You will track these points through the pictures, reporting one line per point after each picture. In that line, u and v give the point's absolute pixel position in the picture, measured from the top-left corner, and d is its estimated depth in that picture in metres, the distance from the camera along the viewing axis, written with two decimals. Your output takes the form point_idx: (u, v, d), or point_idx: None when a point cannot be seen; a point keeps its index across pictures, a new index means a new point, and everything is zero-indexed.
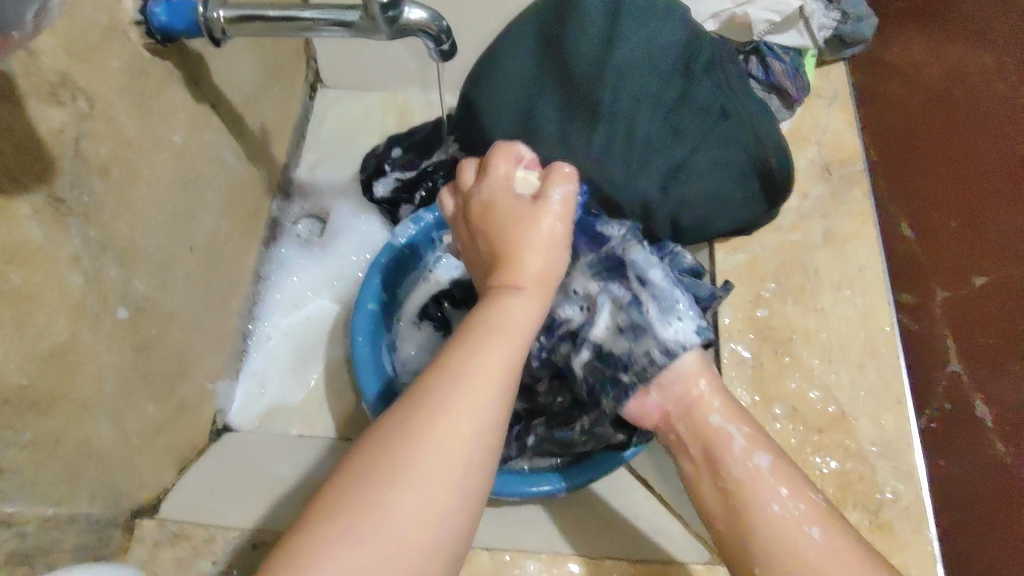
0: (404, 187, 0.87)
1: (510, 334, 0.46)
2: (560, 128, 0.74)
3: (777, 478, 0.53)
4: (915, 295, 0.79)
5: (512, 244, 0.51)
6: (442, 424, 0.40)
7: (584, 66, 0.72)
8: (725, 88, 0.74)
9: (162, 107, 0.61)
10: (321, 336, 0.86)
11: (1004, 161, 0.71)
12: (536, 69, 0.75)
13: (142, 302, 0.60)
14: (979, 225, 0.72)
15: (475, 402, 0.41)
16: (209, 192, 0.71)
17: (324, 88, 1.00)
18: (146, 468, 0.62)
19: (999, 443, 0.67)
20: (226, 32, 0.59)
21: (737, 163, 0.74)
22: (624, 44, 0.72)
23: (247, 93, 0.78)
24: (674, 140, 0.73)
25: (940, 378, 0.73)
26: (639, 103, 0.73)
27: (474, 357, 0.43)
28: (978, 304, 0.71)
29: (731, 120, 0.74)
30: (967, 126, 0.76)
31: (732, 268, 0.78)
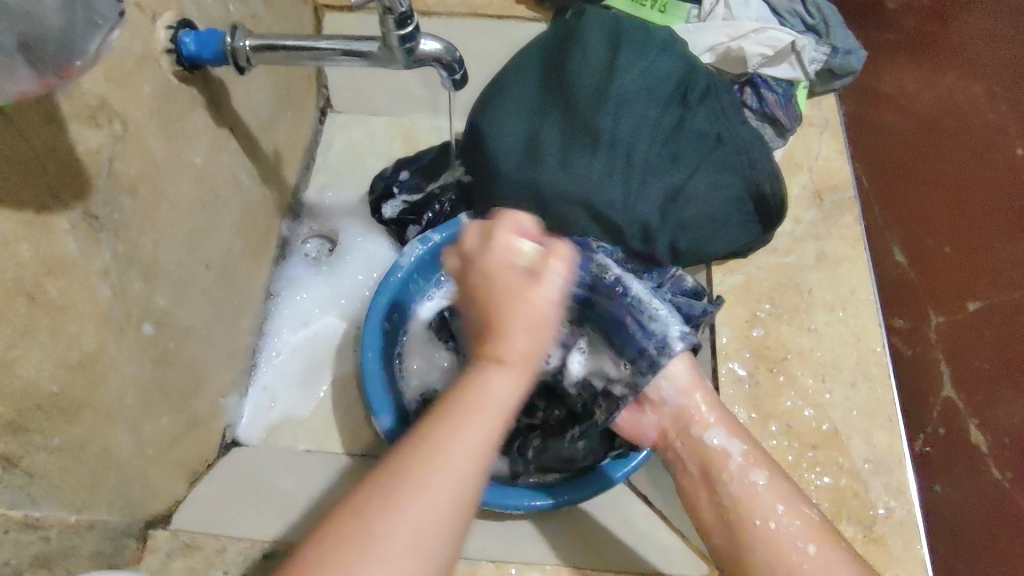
0: (411, 209, 0.90)
1: (486, 410, 0.46)
2: (563, 151, 0.74)
3: (772, 495, 0.58)
4: (907, 320, 0.82)
5: (501, 325, 0.51)
6: (429, 490, 0.42)
7: (586, 93, 0.75)
8: (719, 115, 0.78)
9: (186, 130, 0.64)
10: (328, 352, 0.88)
11: (997, 197, 0.87)
12: (541, 97, 0.78)
13: (163, 317, 0.62)
14: (975, 250, 0.84)
15: (458, 472, 0.44)
16: (226, 211, 0.73)
17: (334, 112, 1.04)
18: (160, 479, 0.64)
19: (995, 469, 0.74)
20: (251, 61, 0.62)
21: (731, 187, 0.78)
22: (625, 74, 0.75)
23: (263, 118, 0.81)
24: (673, 165, 0.76)
25: (935, 403, 0.78)
26: (640, 128, 0.75)
27: (462, 425, 0.45)
28: (974, 327, 0.80)
29: (726, 147, 0.77)
30: (966, 162, 0.90)
31: (728, 289, 0.80)
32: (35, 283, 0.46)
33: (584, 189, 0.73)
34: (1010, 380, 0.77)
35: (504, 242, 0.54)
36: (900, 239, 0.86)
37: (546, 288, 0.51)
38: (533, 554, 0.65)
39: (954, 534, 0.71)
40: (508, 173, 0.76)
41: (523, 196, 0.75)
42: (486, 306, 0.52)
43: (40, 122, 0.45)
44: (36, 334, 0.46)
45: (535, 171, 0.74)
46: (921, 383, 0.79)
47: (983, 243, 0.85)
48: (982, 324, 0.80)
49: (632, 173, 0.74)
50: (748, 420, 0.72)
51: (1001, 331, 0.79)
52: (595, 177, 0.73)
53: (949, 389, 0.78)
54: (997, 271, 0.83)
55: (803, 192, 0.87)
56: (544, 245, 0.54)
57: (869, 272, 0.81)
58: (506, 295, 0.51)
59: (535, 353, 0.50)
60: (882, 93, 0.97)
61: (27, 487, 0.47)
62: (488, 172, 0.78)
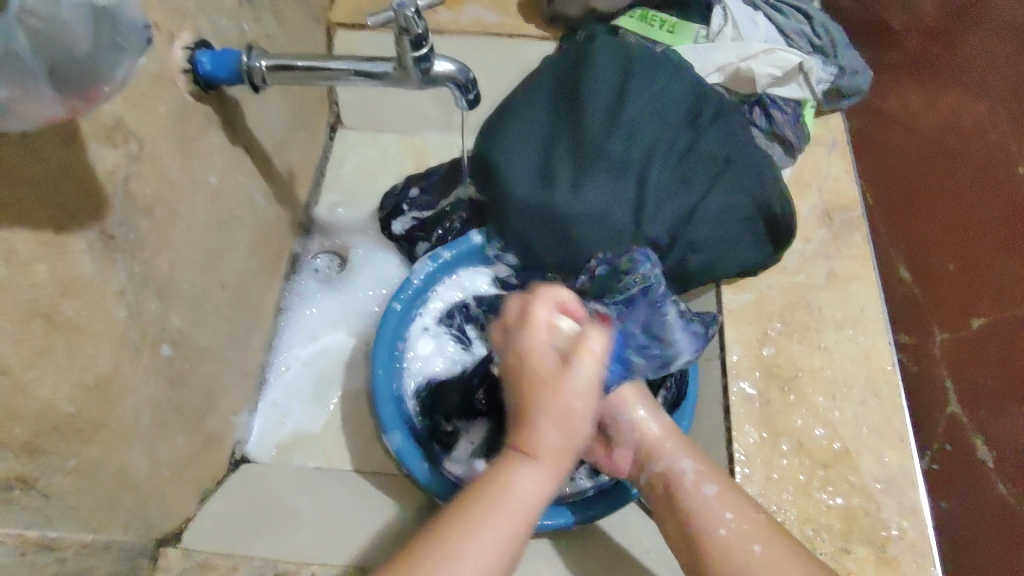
0: (421, 225, 0.91)
1: (504, 509, 0.51)
2: (573, 172, 0.75)
3: (722, 506, 0.59)
4: (912, 336, 0.84)
5: (529, 411, 0.55)
6: (487, 533, 0.50)
7: (597, 116, 0.76)
8: (731, 136, 0.78)
9: (201, 150, 0.64)
10: (338, 367, 0.88)
11: (997, 209, 0.81)
12: (554, 119, 0.79)
13: (177, 335, 0.62)
14: (976, 265, 0.81)
15: (490, 547, 0.50)
16: (240, 229, 0.74)
17: (345, 129, 1.05)
18: (173, 497, 0.64)
19: (1001, 483, 0.73)
20: (267, 80, 0.63)
21: (743, 209, 0.78)
22: (635, 99, 0.76)
23: (275, 136, 0.82)
24: (684, 186, 0.76)
25: (939, 420, 0.79)
26: (650, 151, 0.75)
27: (484, 526, 0.50)
28: (977, 346, 0.78)
29: (738, 168, 0.77)
30: (961, 172, 0.86)
31: (739, 307, 0.80)
32: (51, 304, 0.46)
33: (596, 210, 0.74)
34: (1017, 397, 0.73)
35: (543, 318, 0.59)
36: (905, 257, 0.86)
37: (578, 372, 0.56)
38: None
39: (960, 546, 0.72)
40: (519, 195, 0.77)
41: (534, 217, 0.76)
42: (525, 405, 0.56)
43: (57, 143, 0.45)
44: (53, 356, 0.46)
45: (547, 193, 0.75)
46: (927, 395, 0.80)
47: (985, 265, 0.80)
48: (979, 342, 0.78)
49: (644, 195, 0.74)
50: (759, 439, 0.71)
51: (1005, 351, 0.76)
52: (605, 198, 0.74)
53: (954, 404, 0.78)
54: (1004, 290, 0.78)
55: (811, 210, 0.87)
56: (580, 324, 0.59)
57: (878, 290, 0.81)
58: (540, 386, 0.56)
59: (567, 450, 0.55)
60: (890, 114, 0.98)
61: (42, 508, 0.47)
62: (499, 192, 0.79)
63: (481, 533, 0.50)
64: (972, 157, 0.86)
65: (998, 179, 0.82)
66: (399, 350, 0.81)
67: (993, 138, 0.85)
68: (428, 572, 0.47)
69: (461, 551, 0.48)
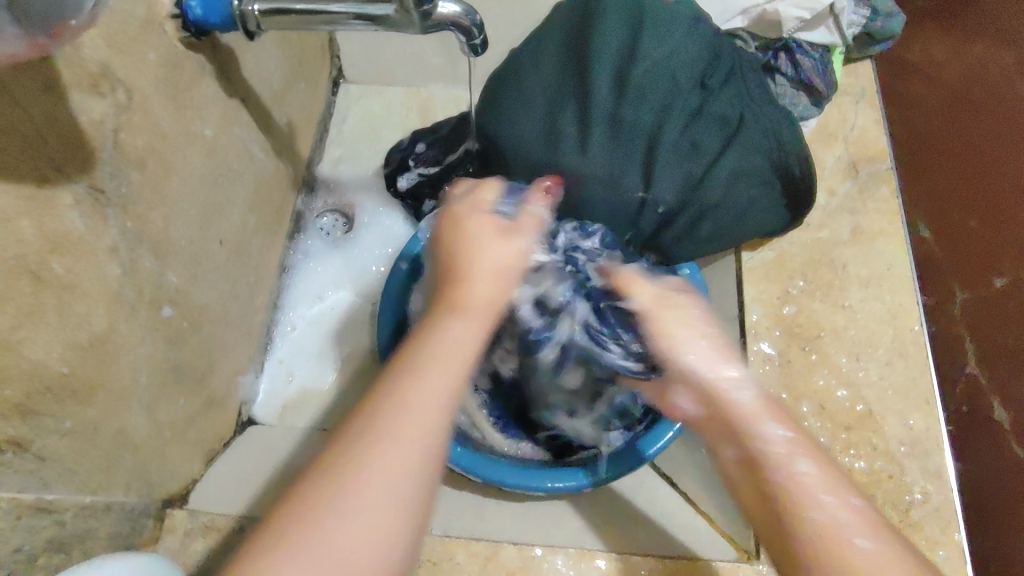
0: (428, 181, 0.87)
1: (420, 438, 0.41)
2: (580, 136, 0.68)
3: (800, 454, 0.51)
4: (932, 296, 0.78)
5: (464, 269, 0.52)
6: (390, 444, 0.40)
7: (604, 69, 0.67)
8: (743, 98, 0.71)
9: (195, 100, 0.61)
10: (344, 327, 0.86)
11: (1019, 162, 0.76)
12: (561, 72, 0.70)
13: (176, 295, 0.61)
14: (999, 224, 0.77)
15: (395, 469, 0.39)
16: (239, 184, 0.71)
17: (348, 83, 1.01)
18: (175, 459, 0.63)
19: (1018, 447, 0.71)
20: (261, 26, 0.59)
21: (760, 172, 0.71)
22: (645, 56, 0.67)
23: (275, 88, 0.78)
24: (694, 153, 0.69)
25: (957, 379, 0.75)
26: (660, 109, 0.67)
27: (385, 450, 0.40)
28: (998, 305, 0.75)
29: (750, 130, 0.70)
30: (986, 122, 0.81)
31: (760, 265, 0.77)
32: (39, 261, 0.43)
33: (603, 174, 0.68)
34: None
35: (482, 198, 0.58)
36: (925, 211, 0.82)
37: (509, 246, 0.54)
38: (555, 535, 0.62)
39: (980, 505, 0.70)
40: (525, 154, 0.70)
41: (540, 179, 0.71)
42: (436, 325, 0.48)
43: (38, 89, 0.42)
44: (43, 315, 0.44)
45: (553, 154, 0.69)
46: (946, 352, 0.76)
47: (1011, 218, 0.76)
48: (1006, 302, 0.74)
49: (655, 161, 0.68)
50: (779, 401, 0.69)
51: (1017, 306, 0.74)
52: (613, 166, 0.68)
53: (972, 364, 0.75)
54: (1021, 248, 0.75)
55: (837, 163, 0.83)
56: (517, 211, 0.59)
57: (906, 247, 0.78)
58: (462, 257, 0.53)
59: (497, 300, 0.52)
60: (908, 63, 0.90)
61: (37, 471, 0.45)
62: (503, 156, 0.72)
63: (389, 459, 0.40)
64: (997, 106, 0.80)
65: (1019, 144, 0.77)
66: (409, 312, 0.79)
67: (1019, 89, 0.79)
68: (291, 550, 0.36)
69: (352, 497, 0.38)
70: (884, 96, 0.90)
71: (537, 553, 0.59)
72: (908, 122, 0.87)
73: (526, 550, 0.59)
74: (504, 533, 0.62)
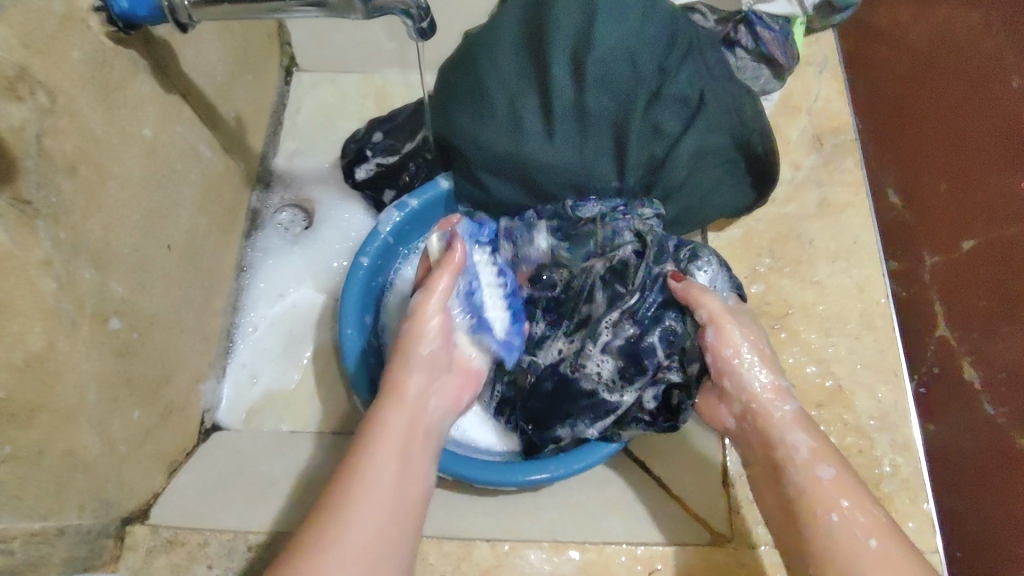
0: (386, 172, 0.83)
1: (380, 493, 0.50)
2: (541, 124, 0.66)
3: (838, 490, 0.52)
4: (903, 261, 0.81)
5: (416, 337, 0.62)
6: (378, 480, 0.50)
7: (560, 56, 0.64)
8: (703, 75, 0.68)
9: (129, 99, 0.58)
10: (306, 326, 0.84)
11: (990, 121, 0.76)
12: (518, 58, 0.66)
13: (122, 305, 0.58)
14: (969, 187, 0.77)
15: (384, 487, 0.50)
16: (185, 186, 0.68)
17: (300, 71, 0.98)
18: (134, 474, 0.61)
19: (989, 404, 0.72)
20: (194, 16, 0.55)
21: (720, 150, 0.69)
22: (601, 39, 0.63)
23: (219, 82, 0.75)
24: (655, 136, 0.66)
25: (929, 343, 0.78)
26: (621, 96, 0.65)
27: (369, 488, 0.49)
28: (970, 268, 0.76)
29: (712, 109, 0.67)
30: (954, 82, 0.80)
31: (726, 244, 0.76)
32: None
33: (567, 165, 0.67)
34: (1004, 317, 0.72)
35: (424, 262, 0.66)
36: (896, 179, 0.83)
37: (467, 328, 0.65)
38: (529, 528, 0.61)
39: (954, 470, 0.73)
40: (488, 146, 0.68)
41: (502, 170, 0.69)
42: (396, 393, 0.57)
43: None
44: None
45: (517, 144, 0.67)
46: (914, 323, 0.79)
47: (986, 177, 0.76)
48: (984, 258, 0.75)
49: (623, 147, 0.66)
50: None
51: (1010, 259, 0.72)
52: (578, 155, 0.67)
53: (943, 328, 0.77)
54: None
55: (802, 136, 0.82)
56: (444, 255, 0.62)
57: (872, 219, 0.77)
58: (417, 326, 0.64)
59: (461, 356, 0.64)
60: (874, 30, 0.90)
61: None
62: (465, 148, 0.70)
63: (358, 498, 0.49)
64: (968, 68, 0.79)
65: (995, 89, 0.76)
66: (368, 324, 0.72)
67: (986, 47, 0.78)
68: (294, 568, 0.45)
69: (350, 513, 0.48)
70: (846, 62, 0.90)
71: (507, 549, 0.59)
72: (872, 92, 0.88)
73: (498, 547, 0.59)
74: (476, 529, 0.61)
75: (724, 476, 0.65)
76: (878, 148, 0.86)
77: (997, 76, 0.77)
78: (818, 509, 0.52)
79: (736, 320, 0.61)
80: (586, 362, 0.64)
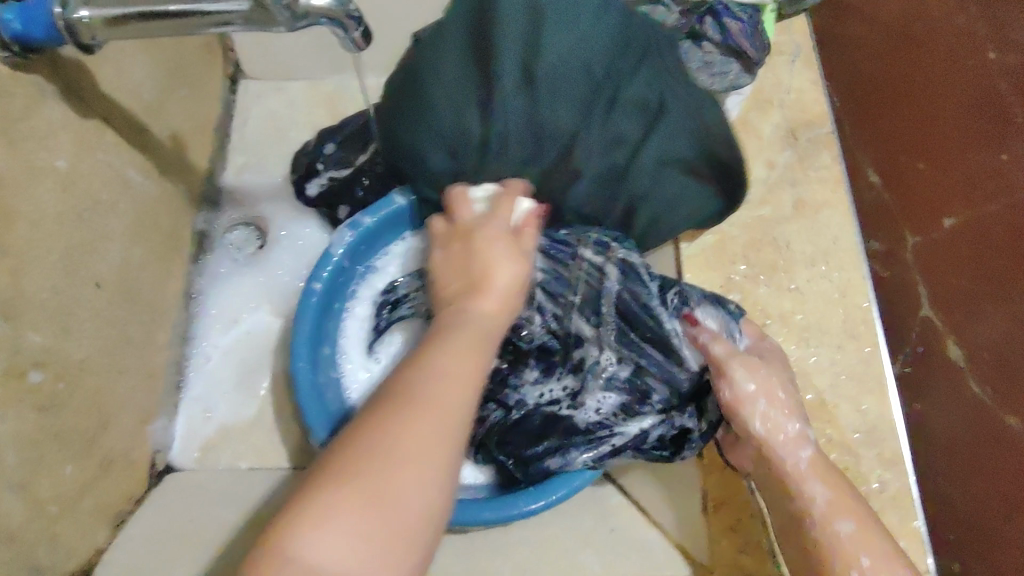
0: (337, 187, 0.78)
1: (427, 430, 0.40)
2: (496, 135, 0.63)
3: (860, 545, 0.50)
4: (882, 241, 0.77)
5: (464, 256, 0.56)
6: (425, 412, 0.40)
7: (507, 63, 0.58)
8: (664, 75, 0.60)
9: (36, 129, 0.52)
10: (263, 354, 0.79)
11: (971, 97, 0.80)
12: (459, 66, 0.60)
13: (42, 355, 0.53)
14: (948, 163, 0.78)
15: (423, 440, 0.39)
16: (113, 216, 0.63)
17: (246, 80, 0.92)
18: (70, 533, 0.56)
19: (975, 385, 0.72)
20: (97, 37, 0.50)
21: (686, 158, 0.64)
22: (548, 44, 0.58)
23: (148, 99, 0.69)
24: (615, 146, 0.63)
25: (914, 325, 0.74)
26: (575, 104, 0.61)
27: (412, 414, 0.40)
28: (950, 247, 0.76)
29: (672, 116, 0.61)
30: (934, 59, 0.82)
31: (698, 252, 0.72)
32: None
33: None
34: (993, 298, 0.73)
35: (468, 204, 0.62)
36: (873, 158, 0.79)
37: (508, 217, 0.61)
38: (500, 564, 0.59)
39: (941, 453, 0.70)
40: (446, 163, 0.66)
41: (454, 189, 0.65)
42: (469, 349, 0.46)
43: None
44: None
45: (470, 158, 0.64)
46: (896, 304, 0.75)
47: (950, 158, 0.78)
48: (959, 243, 0.75)
49: (581, 157, 0.63)
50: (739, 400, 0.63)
51: (981, 246, 0.75)
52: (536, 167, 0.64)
53: (927, 307, 0.74)
54: (998, 172, 0.77)
55: (774, 131, 0.78)
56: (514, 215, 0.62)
57: (851, 219, 0.74)
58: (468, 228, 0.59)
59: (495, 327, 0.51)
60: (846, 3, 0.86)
61: None
62: (420, 162, 0.67)
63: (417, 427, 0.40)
64: (938, 47, 0.83)
65: (967, 63, 0.82)
66: (324, 356, 0.68)
67: (954, 28, 0.83)
68: (321, 496, 0.36)
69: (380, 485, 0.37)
70: (819, 37, 0.85)
71: None
72: (844, 68, 0.84)
73: None
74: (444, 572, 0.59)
75: (703, 504, 0.62)
76: (852, 125, 0.81)
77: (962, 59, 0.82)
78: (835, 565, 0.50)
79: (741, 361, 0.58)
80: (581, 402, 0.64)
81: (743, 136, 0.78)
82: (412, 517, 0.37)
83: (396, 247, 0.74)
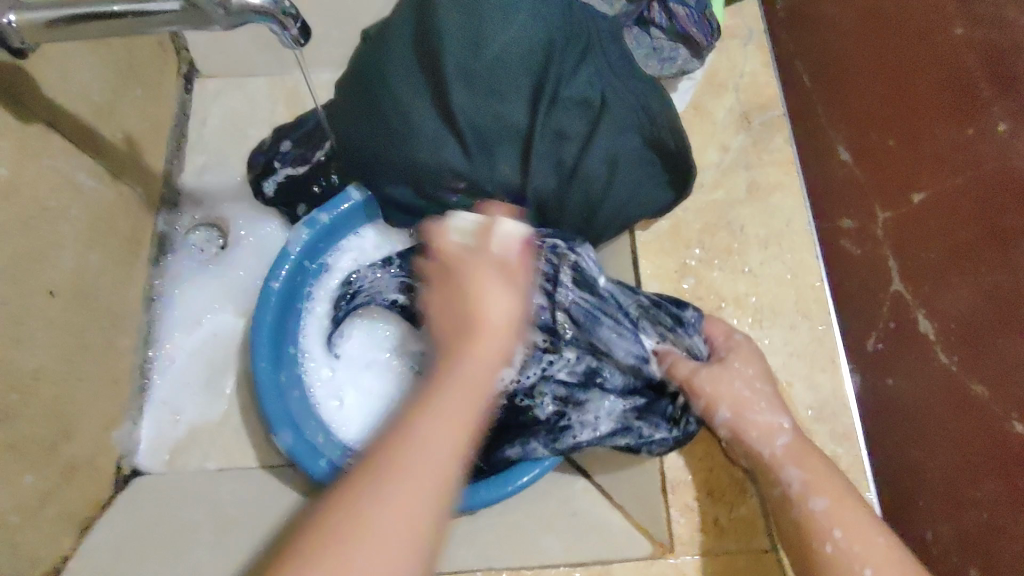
0: (295, 186, 0.78)
1: (434, 432, 0.38)
2: (438, 129, 0.62)
3: (833, 521, 0.52)
4: (855, 220, 0.76)
5: (462, 300, 0.48)
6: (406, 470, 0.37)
7: (453, 63, 0.60)
8: (605, 74, 0.64)
9: None
10: (228, 354, 0.78)
11: (936, 78, 0.73)
12: (411, 66, 0.62)
13: None
14: (914, 140, 0.74)
15: (408, 483, 0.36)
16: (65, 222, 0.63)
17: (202, 78, 0.91)
18: (30, 542, 0.57)
19: (943, 353, 0.67)
20: (26, 40, 0.50)
21: (633, 151, 0.66)
22: (491, 44, 0.60)
23: (97, 101, 0.69)
24: (562, 143, 0.64)
25: (884, 300, 0.72)
26: (521, 100, 0.62)
27: (401, 446, 0.38)
28: (918, 219, 0.71)
29: (616, 111, 0.64)
30: (899, 41, 0.77)
31: (654, 237, 0.74)
32: None
33: (470, 176, 0.64)
34: (958, 268, 0.68)
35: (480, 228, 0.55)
36: (844, 136, 0.79)
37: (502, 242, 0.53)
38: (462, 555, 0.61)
39: (891, 424, 0.69)
40: (390, 156, 0.64)
41: (407, 182, 0.66)
42: (455, 288, 0.49)
43: None
44: None
45: (412, 151, 0.63)
46: (869, 279, 0.74)
47: (923, 128, 0.73)
48: (923, 218, 0.71)
49: (529, 153, 0.63)
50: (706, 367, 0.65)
51: (961, 209, 0.69)
52: (481, 162, 0.63)
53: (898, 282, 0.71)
54: (965, 147, 0.70)
55: (728, 116, 0.79)
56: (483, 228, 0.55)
57: (804, 200, 0.75)
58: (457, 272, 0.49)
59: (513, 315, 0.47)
60: None
61: None
62: (364, 157, 0.67)
63: (432, 416, 0.39)
64: (908, 24, 0.76)
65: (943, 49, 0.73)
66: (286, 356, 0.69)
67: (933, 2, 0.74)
68: (344, 515, 0.35)
69: (349, 514, 0.35)
70: (788, 19, 0.87)
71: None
72: (804, 48, 0.85)
73: None
74: None
75: (662, 484, 0.64)
76: (825, 104, 0.82)
77: (926, 44, 0.75)
78: (817, 543, 0.53)
79: (705, 373, 0.61)
80: (536, 394, 0.65)
81: (696, 122, 0.79)
82: (399, 530, 0.35)
83: (354, 240, 0.74)
